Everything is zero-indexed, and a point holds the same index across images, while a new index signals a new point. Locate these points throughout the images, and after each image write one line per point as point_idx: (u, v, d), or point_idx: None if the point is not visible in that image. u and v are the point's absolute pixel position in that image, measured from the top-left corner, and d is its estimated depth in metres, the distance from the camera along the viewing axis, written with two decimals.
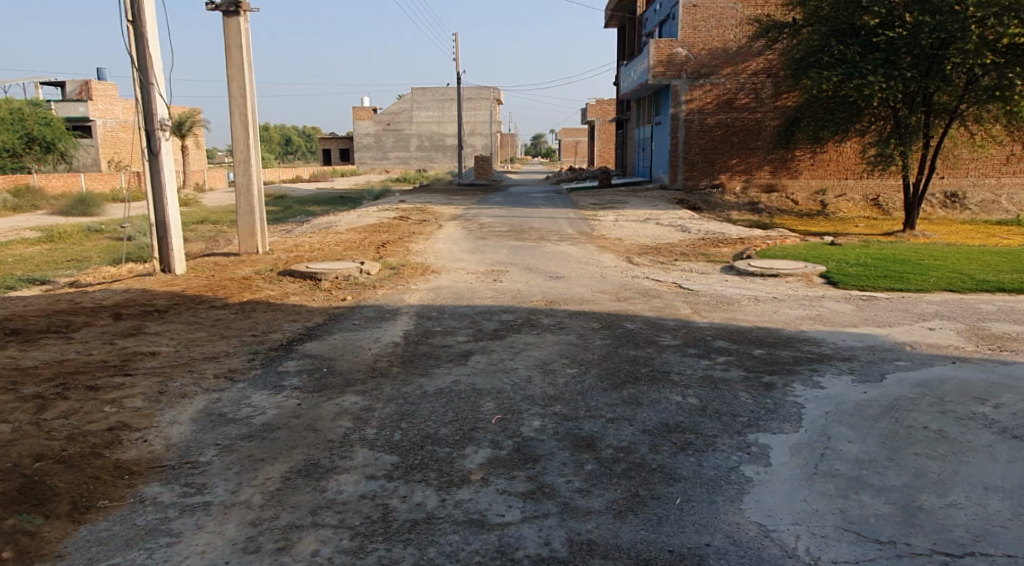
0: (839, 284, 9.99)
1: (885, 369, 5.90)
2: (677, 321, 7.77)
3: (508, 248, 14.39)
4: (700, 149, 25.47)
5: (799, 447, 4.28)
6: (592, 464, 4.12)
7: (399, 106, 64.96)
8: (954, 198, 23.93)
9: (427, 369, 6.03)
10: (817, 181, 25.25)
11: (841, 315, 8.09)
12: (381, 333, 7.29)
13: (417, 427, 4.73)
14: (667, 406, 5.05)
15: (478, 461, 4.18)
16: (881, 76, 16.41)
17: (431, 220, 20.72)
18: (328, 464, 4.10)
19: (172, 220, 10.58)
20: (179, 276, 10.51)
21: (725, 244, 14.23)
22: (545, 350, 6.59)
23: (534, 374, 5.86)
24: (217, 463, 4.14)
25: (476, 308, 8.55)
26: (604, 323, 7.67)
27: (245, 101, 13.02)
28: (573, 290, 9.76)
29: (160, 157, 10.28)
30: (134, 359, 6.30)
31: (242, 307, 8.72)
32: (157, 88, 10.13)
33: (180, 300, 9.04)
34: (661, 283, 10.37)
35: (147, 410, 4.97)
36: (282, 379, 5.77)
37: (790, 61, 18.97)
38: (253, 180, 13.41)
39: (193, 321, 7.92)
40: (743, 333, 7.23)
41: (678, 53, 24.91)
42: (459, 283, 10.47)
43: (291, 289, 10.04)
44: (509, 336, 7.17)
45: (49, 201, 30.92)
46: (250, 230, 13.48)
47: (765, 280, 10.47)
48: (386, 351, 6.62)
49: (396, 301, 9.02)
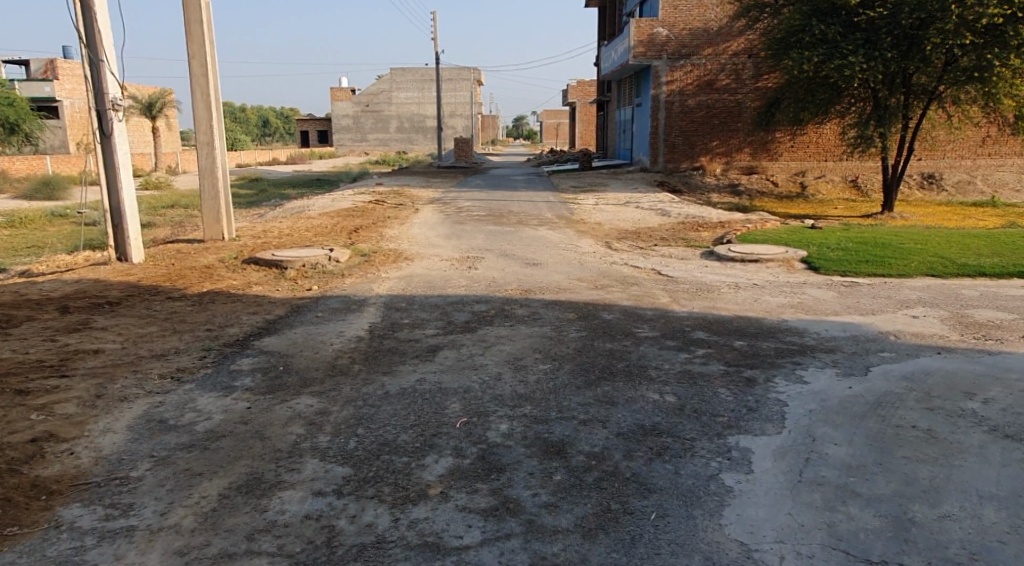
0: (820, 270, 9.73)
1: (869, 361, 5.61)
2: (656, 311, 7.46)
3: (485, 233, 14.00)
4: (680, 131, 25.13)
5: (784, 450, 3.96)
6: (561, 474, 3.78)
7: (378, 87, 63.99)
8: (931, 179, 23.96)
9: (390, 367, 5.67)
10: (796, 163, 25.06)
11: (823, 302, 7.82)
12: (345, 326, 6.92)
13: (374, 433, 4.37)
14: (643, 406, 4.73)
15: (438, 472, 3.83)
16: (862, 57, 16.22)
17: (408, 203, 20.29)
18: (272, 479, 3.76)
19: (127, 206, 10.07)
20: (137, 265, 10.03)
21: (705, 228, 13.95)
22: (517, 344, 6.25)
23: (504, 371, 5.52)
24: (150, 478, 3.80)
25: (447, 298, 8.17)
26: (580, 314, 7.34)
27: (206, 80, 12.47)
28: (549, 278, 9.41)
29: (113, 138, 9.77)
30: (74, 358, 5.89)
31: (201, 299, 8.27)
32: (108, 65, 9.60)
33: (135, 291, 8.58)
34: (640, 269, 10.06)
35: (79, 417, 4.61)
36: (233, 379, 5.39)
37: (772, 40, 18.65)
38: (217, 163, 12.89)
39: (147, 314, 7.50)
40: (723, 322, 6.95)
41: (658, 33, 24.51)
42: (432, 271, 10.08)
43: (255, 278, 9.60)
44: (480, 328, 6.82)
45: (14, 184, 30.01)
46: (216, 215, 12.97)
47: (745, 266, 10.19)
48: (349, 347, 6.24)
49: (365, 291, 8.63)
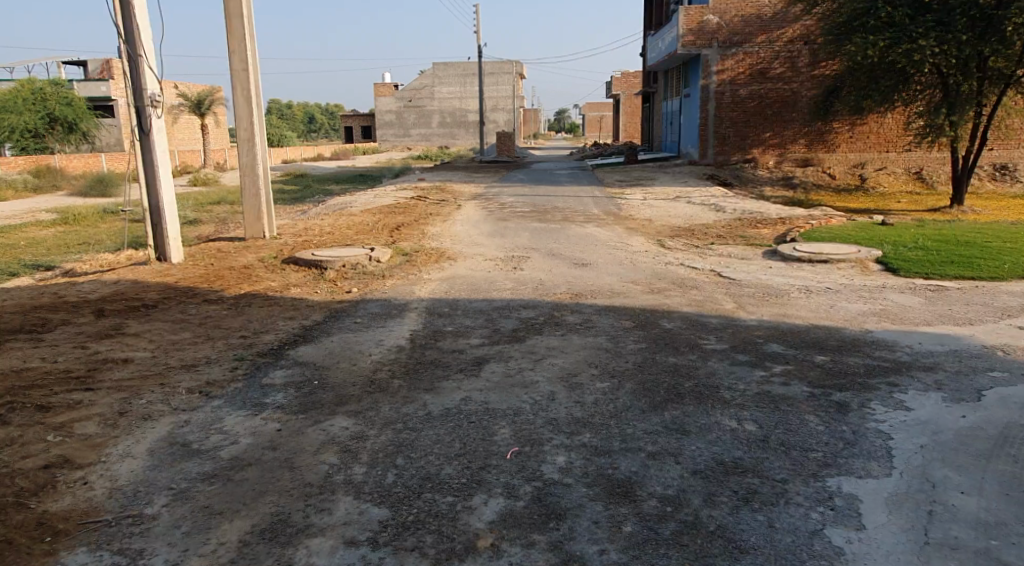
0: (899, 271, 8.98)
1: (979, 385, 4.95)
2: (720, 320, 6.83)
3: (530, 231, 13.47)
4: (731, 122, 24.19)
5: (899, 503, 3.41)
6: (632, 524, 3.25)
7: (421, 82, 63.90)
8: (1004, 170, 22.65)
9: (433, 383, 5.18)
10: (855, 155, 23.94)
11: (910, 311, 7.10)
12: (385, 334, 6.46)
13: (416, 464, 3.88)
14: (721, 437, 4.14)
15: (489, 516, 3.33)
16: (933, 39, 15.27)
17: (451, 199, 19.86)
18: (299, 522, 3.28)
19: (166, 204, 9.72)
20: (175, 265, 9.73)
21: (764, 225, 13.17)
22: (570, 357, 5.71)
23: (558, 390, 4.97)
24: (165, 517, 3.34)
25: (493, 303, 7.66)
26: (637, 322, 6.75)
27: (247, 75, 12.15)
28: (600, 281, 8.82)
29: (152, 137, 9.43)
30: (102, 368, 5.49)
31: (237, 302, 7.90)
32: (146, 61, 9.26)
33: (170, 293, 8.26)
34: (698, 271, 9.40)
35: (98, 439, 4.17)
36: (264, 395, 4.95)
37: (833, 25, 17.75)
38: (258, 160, 12.57)
39: (180, 319, 7.12)
40: (798, 334, 6.31)
41: (709, 21, 23.55)
42: (476, 272, 9.58)
43: (294, 279, 9.23)
44: (530, 338, 6.29)
45: (69, 181, 30.49)
46: (257, 213, 12.70)
47: (814, 267, 9.46)
48: (388, 359, 5.77)
49: (406, 295, 8.18)
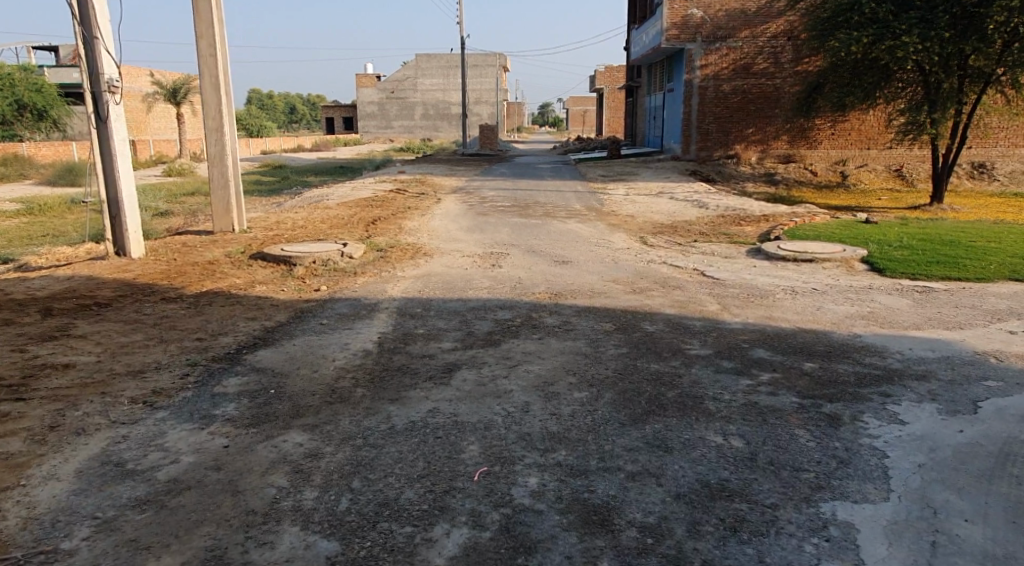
0: (885, 271, 8.75)
1: (975, 394, 4.69)
2: (704, 323, 6.54)
3: (510, 226, 13.12)
4: (714, 117, 23.94)
5: (900, 533, 3.12)
6: (608, 560, 2.95)
7: (404, 73, 63.19)
8: (982, 169, 22.65)
9: (399, 392, 4.83)
10: (837, 152, 23.80)
11: (898, 313, 6.86)
12: (352, 337, 6.10)
13: (373, 487, 3.53)
14: (706, 455, 3.84)
15: (450, 551, 3.01)
16: (916, 36, 15.12)
17: (430, 193, 19.46)
18: (236, 559, 2.94)
19: (126, 196, 9.25)
20: (135, 261, 9.26)
21: (748, 222, 12.93)
22: (546, 362, 5.39)
23: (533, 401, 4.65)
24: (85, 552, 2.99)
25: (468, 303, 7.32)
26: (618, 325, 6.43)
27: (216, 61, 11.69)
28: (581, 279, 8.51)
29: (109, 124, 8.95)
30: (40, 374, 5.09)
31: (197, 300, 7.49)
32: (103, 43, 8.80)
33: (126, 291, 7.84)
34: (681, 270, 9.12)
35: (22, 458, 3.79)
36: (214, 406, 4.58)
37: (817, 21, 17.59)
38: (227, 150, 12.11)
39: (134, 319, 6.71)
40: (785, 338, 6.03)
41: (692, 15, 23.32)
42: (452, 270, 9.22)
43: (261, 276, 8.82)
44: (504, 342, 5.95)
45: (38, 170, 29.71)
46: (225, 205, 12.25)
47: (799, 267, 9.21)
48: (353, 364, 5.40)
49: (377, 293, 7.81)
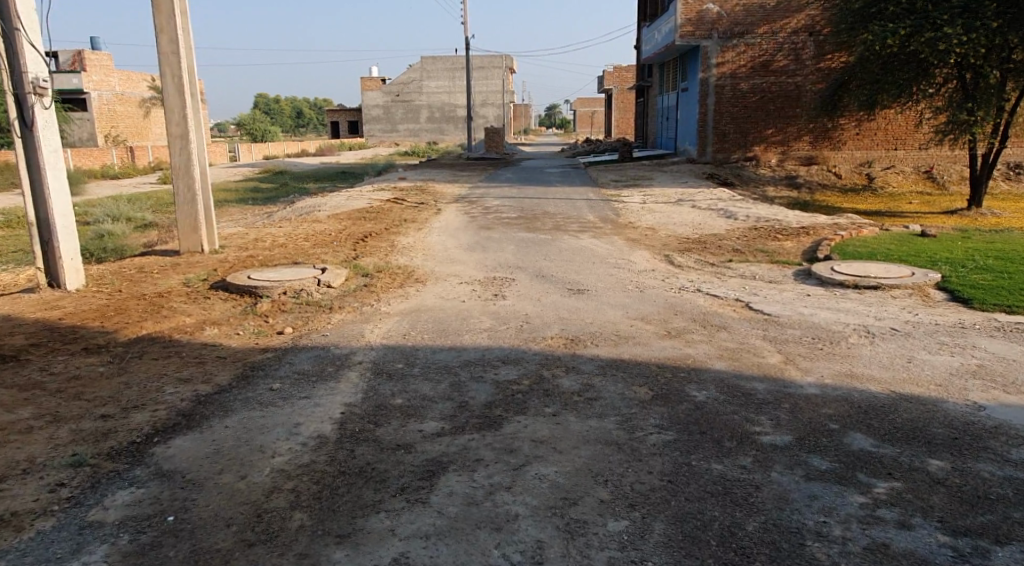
0: (972, 304, 7.19)
1: None
2: (770, 386, 4.99)
3: (516, 242, 11.64)
4: (731, 117, 22.36)
5: None
6: None
7: (409, 75, 61.68)
8: (1018, 170, 21.04)
9: (356, 519, 3.32)
10: (862, 152, 22.15)
11: (1017, 367, 5.32)
12: (306, 414, 4.57)
13: None
14: None
15: None
16: (959, 27, 13.62)
17: (430, 201, 18.05)
18: None
19: (60, 217, 7.80)
20: (69, 295, 7.76)
21: (786, 236, 11.37)
22: (566, 461, 3.87)
23: (550, 540, 3.15)
24: None
25: (463, 354, 5.78)
26: (657, 391, 4.89)
27: (178, 59, 10.21)
28: (600, 316, 6.98)
29: (35, 130, 7.48)
30: None
31: (125, 351, 6.00)
32: (25, 35, 7.36)
33: (44, 336, 6.35)
34: (721, 301, 7.59)
35: None
36: (75, 552, 3.09)
37: (845, 13, 16.09)
38: (193, 160, 10.60)
39: (32, 382, 5.21)
40: (886, 411, 4.50)
41: (708, 10, 21.79)
42: (447, 302, 7.74)
43: (218, 312, 7.35)
44: (506, 423, 4.41)
45: None
46: (193, 222, 10.75)
47: (864, 296, 7.69)
48: (298, 464, 3.88)
49: (352, 338, 6.29)
